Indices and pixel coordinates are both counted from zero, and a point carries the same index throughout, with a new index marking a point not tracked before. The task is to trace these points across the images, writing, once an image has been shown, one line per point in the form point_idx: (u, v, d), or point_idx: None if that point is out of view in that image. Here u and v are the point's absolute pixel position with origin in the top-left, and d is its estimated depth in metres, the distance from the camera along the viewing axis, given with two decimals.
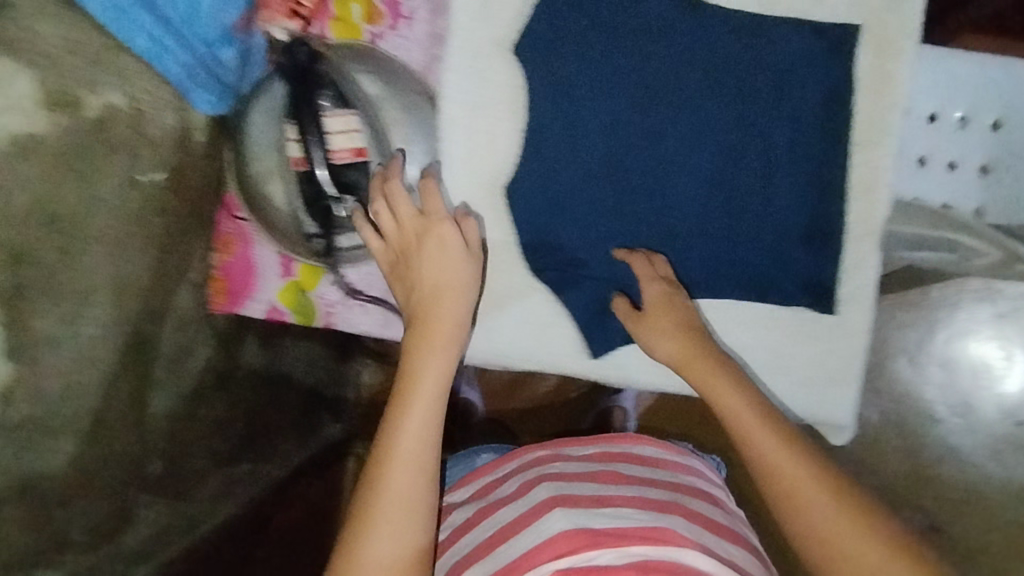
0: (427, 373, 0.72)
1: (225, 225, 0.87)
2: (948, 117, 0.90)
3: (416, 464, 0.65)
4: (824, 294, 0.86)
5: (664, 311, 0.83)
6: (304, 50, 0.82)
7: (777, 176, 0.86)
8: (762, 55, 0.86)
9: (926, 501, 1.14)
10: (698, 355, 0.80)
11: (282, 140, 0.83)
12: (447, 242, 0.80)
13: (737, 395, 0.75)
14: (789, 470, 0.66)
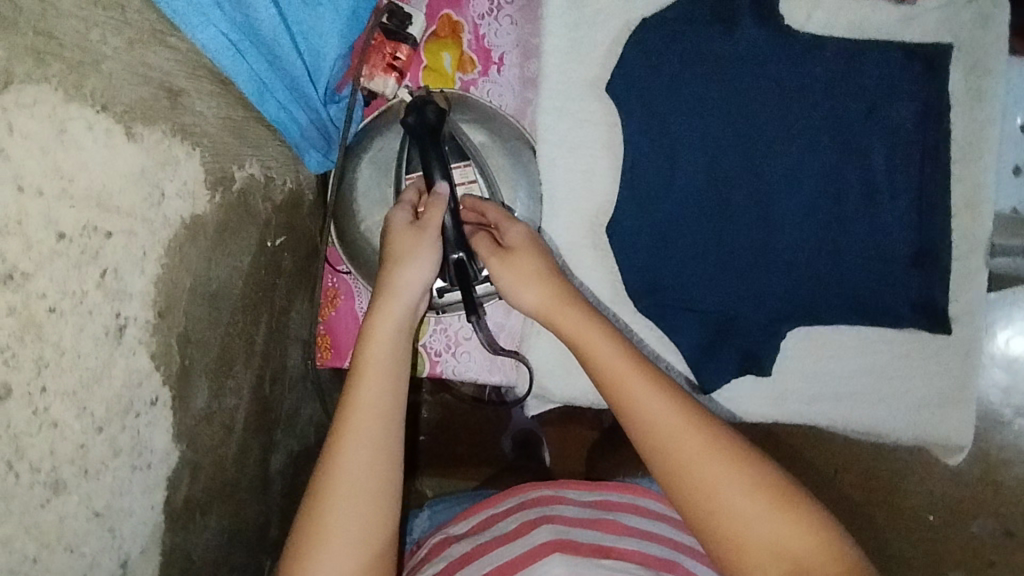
0: (377, 354, 0.64)
1: (328, 279, 0.86)
2: None
3: (375, 448, 0.61)
4: (939, 314, 0.84)
5: (528, 254, 0.70)
6: (432, 109, 0.77)
7: (884, 198, 0.84)
8: (863, 76, 0.85)
9: (1000, 503, 1.16)
10: (573, 301, 0.68)
11: (388, 193, 0.82)
12: (393, 228, 0.69)
13: (608, 343, 0.65)
14: (687, 438, 0.60)
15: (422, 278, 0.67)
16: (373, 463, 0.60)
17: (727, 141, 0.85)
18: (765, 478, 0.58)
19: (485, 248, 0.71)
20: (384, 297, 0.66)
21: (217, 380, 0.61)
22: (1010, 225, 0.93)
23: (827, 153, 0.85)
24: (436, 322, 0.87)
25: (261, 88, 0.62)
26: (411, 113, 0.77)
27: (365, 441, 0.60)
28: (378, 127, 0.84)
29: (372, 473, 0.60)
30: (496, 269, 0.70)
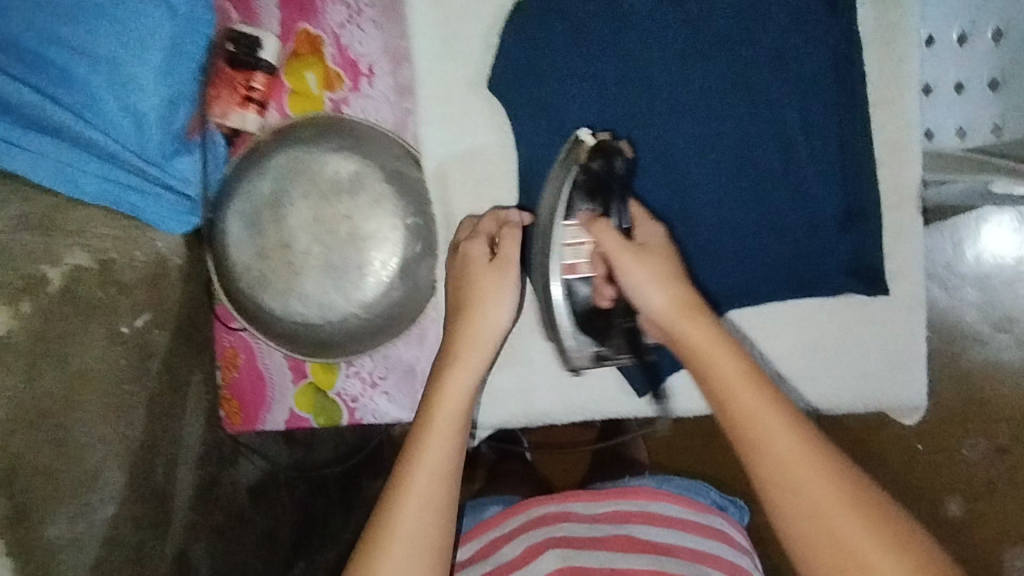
0: (449, 404, 0.59)
1: (224, 338, 0.81)
2: (981, 36, 0.80)
3: (439, 489, 0.56)
4: (875, 275, 0.79)
5: (660, 255, 0.62)
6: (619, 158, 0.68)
7: (803, 157, 0.77)
8: (767, 28, 0.75)
9: (995, 426, 1.06)
10: (692, 299, 0.59)
11: (259, 242, 0.74)
12: (472, 266, 0.65)
13: (711, 333, 0.57)
14: (782, 442, 0.52)
15: (500, 324, 0.64)
16: (434, 517, 0.55)
17: (627, 123, 0.75)
18: (861, 494, 0.51)
19: (612, 240, 0.62)
20: (467, 346, 0.62)
21: (96, 491, 0.61)
22: (946, 158, 0.86)
23: (737, 121, 0.76)
24: (347, 366, 0.82)
25: (67, 172, 0.65)
26: (597, 157, 0.66)
27: (423, 492, 0.55)
28: (243, 168, 0.75)
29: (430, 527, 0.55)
30: (621, 265, 0.61)
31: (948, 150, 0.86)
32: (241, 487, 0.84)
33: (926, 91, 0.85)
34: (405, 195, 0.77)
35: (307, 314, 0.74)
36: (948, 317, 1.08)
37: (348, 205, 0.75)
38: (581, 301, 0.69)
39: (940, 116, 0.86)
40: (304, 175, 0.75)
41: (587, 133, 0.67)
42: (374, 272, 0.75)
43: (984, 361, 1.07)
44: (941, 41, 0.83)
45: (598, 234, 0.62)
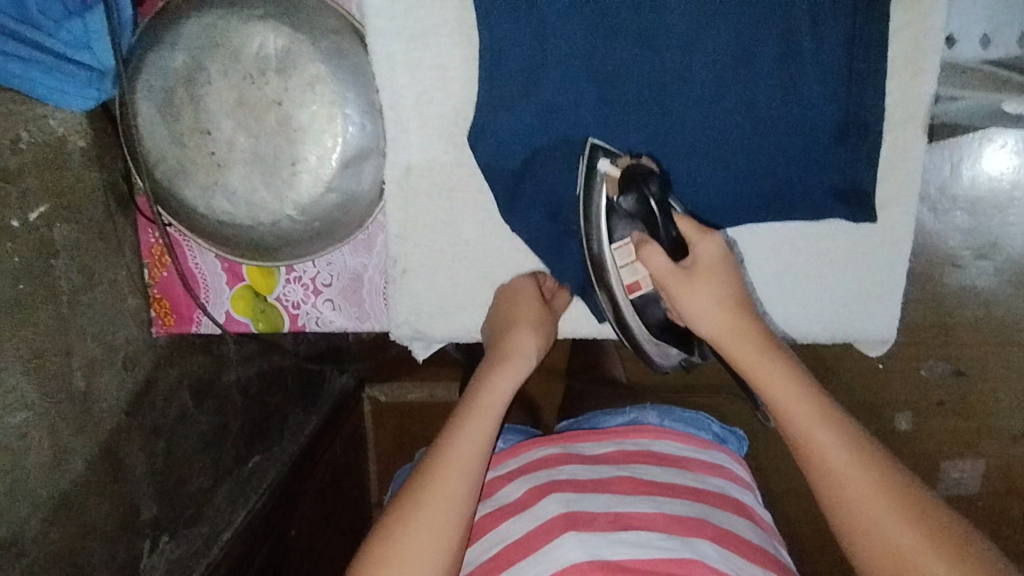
0: (487, 408, 0.57)
1: (148, 234, 0.74)
2: None
3: (461, 469, 0.52)
4: (862, 197, 0.72)
5: (714, 276, 0.61)
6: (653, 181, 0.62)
7: (803, 56, 0.68)
8: None
9: (957, 349, 1.05)
10: (754, 334, 0.58)
11: (178, 129, 0.65)
12: (523, 294, 0.70)
13: (784, 379, 0.54)
14: (876, 507, 0.47)
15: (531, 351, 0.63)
16: (460, 506, 0.50)
17: (608, 11, 0.66)
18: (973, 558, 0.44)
19: (659, 266, 0.60)
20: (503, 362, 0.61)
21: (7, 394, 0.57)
22: (961, 71, 0.76)
23: (734, 8, 0.66)
24: (289, 271, 0.75)
25: None
26: (625, 190, 0.62)
27: (449, 480, 0.51)
28: (151, 36, 0.64)
29: (451, 518, 0.50)
30: (679, 291, 0.60)
31: (966, 58, 0.76)
32: (185, 385, 0.79)
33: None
34: (350, 81, 0.67)
35: (235, 213, 0.67)
36: (933, 241, 1.02)
37: (279, 88, 0.65)
38: (656, 318, 0.67)
39: (975, 16, 0.73)
40: (222, 48, 0.63)
41: (605, 163, 0.63)
42: (309, 170, 0.67)
43: (961, 287, 1.03)
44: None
45: (646, 254, 0.60)
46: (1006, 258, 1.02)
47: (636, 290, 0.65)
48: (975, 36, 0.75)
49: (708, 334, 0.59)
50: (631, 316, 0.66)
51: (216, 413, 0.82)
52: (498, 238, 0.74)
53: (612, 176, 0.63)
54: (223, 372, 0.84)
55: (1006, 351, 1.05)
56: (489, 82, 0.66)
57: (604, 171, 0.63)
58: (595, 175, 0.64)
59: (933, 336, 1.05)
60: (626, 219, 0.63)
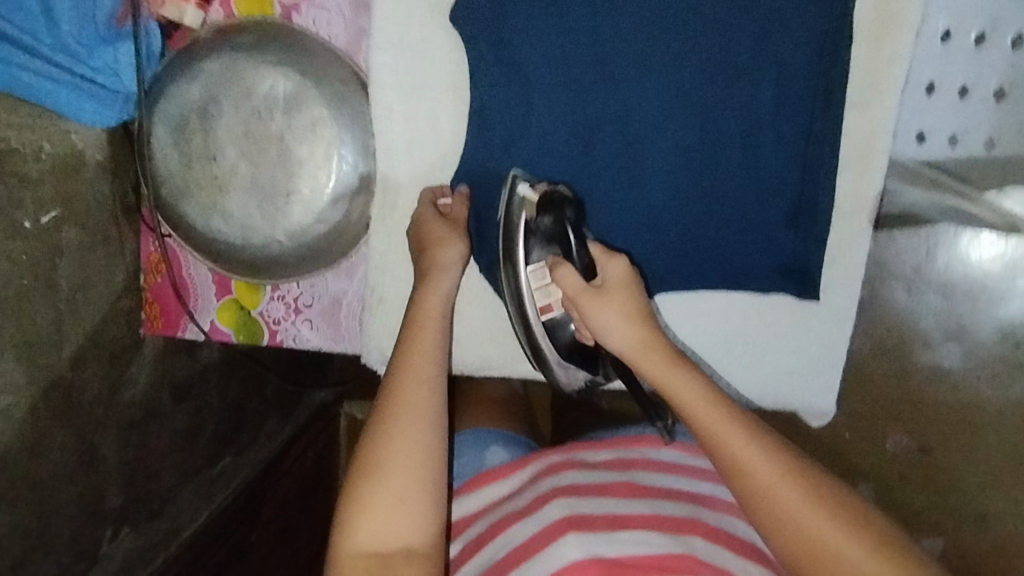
0: (420, 362, 0.61)
1: (150, 243, 0.80)
2: (963, 37, 0.78)
3: (419, 410, 0.58)
4: (808, 278, 0.79)
5: (625, 294, 0.63)
6: (568, 209, 0.70)
7: (761, 143, 0.76)
8: (748, 9, 0.73)
9: (918, 424, 1.06)
10: (661, 348, 0.61)
11: (187, 152, 0.71)
12: (425, 218, 0.72)
13: (696, 387, 0.58)
14: (735, 438, 0.55)
15: (457, 256, 0.69)
16: (427, 458, 0.56)
17: (588, 89, 0.74)
18: (869, 519, 0.53)
19: (573, 285, 0.63)
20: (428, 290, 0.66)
21: None
22: (909, 170, 0.86)
23: (702, 96, 0.75)
24: (274, 289, 0.81)
25: None
26: (545, 210, 0.69)
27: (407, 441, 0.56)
28: (175, 67, 0.70)
29: (425, 457, 0.56)
30: (593, 307, 0.63)
31: (936, 156, 0.83)
32: (165, 385, 0.84)
33: (928, 88, 0.82)
34: (350, 124, 0.74)
35: (228, 233, 0.72)
36: (904, 322, 1.01)
37: (283, 126, 0.71)
38: (567, 337, 0.72)
39: (909, 118, 0.84)
40: (237, 86, 0.70)
41: (526, 188, 0.70)
42: (302, 201, 0.72)
43: (924, 367, 1.03)
44: (957, 39, 0.79)
45: (557, 273, 0.64)
46: (977, 343, 1.00)
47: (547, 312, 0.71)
48: (942, 134, 0.82)
49: (621, 349, 0.62)
50: (540, 334, 0.71)
51: (190, 411, 0.86)
52: (468, 279, 0.81)
53: (531, 201, 0.70)
54: (202, 370, 0.88)
55: (965, 434, 1.04)
56: (476, 137, 0.73)
57: (522, 196, 0.70)
58: (516, 199, 0.70)
59: (895, 410, 1.06)
60: (539, 250, 0.70)
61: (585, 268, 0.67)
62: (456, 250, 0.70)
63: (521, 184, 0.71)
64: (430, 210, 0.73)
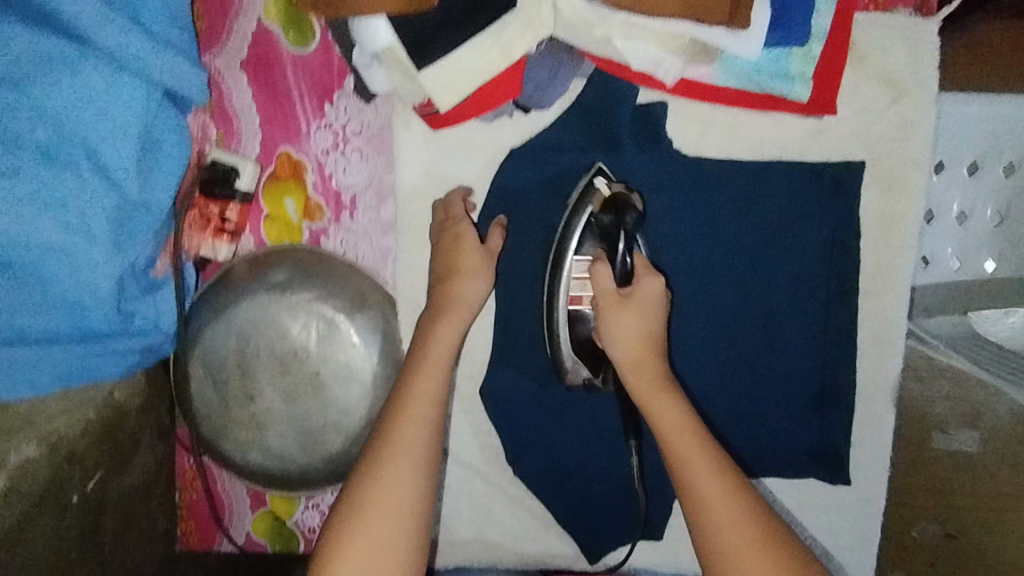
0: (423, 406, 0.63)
1: (184, 460, 0.80)
2: (957, 168, 0.82)
3: (414, 459, 0.60)
4: (836, 463, 0.81)
5: (642, 314, 0.67)
6: (632, 215, 0.69)
7: (780, 334, 0.78)
8: (758, 213, 0.77)
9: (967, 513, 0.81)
10: (653, 365, 0.66)
11: (225, 392, 0.72)
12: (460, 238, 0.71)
13: (673, 410, 0.63)
14: (688, 446, 0.61)
15: (478, 294, 0.70)
16: (421, 486, 0.59)
17: None
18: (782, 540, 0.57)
19: (604, 285, 0.67)
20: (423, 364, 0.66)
21: None
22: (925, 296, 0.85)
23: (720, 288, 0.78)
24: (308, 499, 0.81)
25: (23, 371, 0.61)
26: (608, 210, 0.69)
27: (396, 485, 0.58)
28: (211, 310, 0.72)
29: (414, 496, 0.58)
30: (609, 312, 0.66)
31: (941, 277, 0.84)
32: None
33: (930, 216, 0.84)
34: (381, 349, 0.74)
35: (266, 464, 0.73)
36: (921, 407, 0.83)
37: (318, 360, 0.73)
38: (585, 335, 0.72)
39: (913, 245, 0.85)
40: (271, 327, 0.72)
41: (603, 182, 0.71)
42: (336, 428, 0.73)
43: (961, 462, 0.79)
44: (952, 169, 0.82)
45: (600, 268, 0.67)
46: None
47: (575, 302, 0.71)
48: (948, 255, 0.84)
49: (618, 358, 0.66)
50: (561, 323, 0.71)
51: None
52: (499, 476, 0.82)
53: (602, 196, 0.70)
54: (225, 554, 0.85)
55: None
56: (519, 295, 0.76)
57: (597, 186, 0.71)
58: (590, 190, 0.71)
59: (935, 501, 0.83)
60: (586, 245, 0.70)
61: (623, 275, 0.68)
62: (482, 282, 0.71)
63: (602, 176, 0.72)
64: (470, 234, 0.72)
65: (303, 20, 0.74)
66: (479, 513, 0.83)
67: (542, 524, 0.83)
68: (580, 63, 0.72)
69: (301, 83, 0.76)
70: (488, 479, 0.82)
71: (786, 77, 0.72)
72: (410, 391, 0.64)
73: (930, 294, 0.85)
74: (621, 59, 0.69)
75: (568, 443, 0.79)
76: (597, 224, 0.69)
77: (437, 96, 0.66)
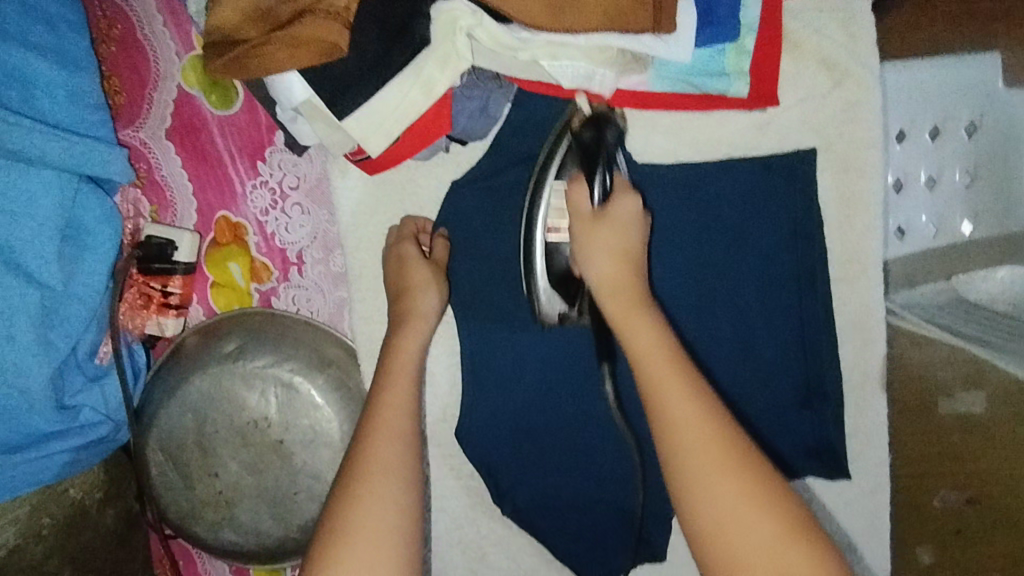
0: (391, 449, 0.58)
1: (157, 546, 0.76)
2: (918, 135, 0.80)
3: (392, 471, 0.56)
4: (836, 459, 0.77)
5: (619, 228, 0.62)
6: (609, 130, 0.69)
7: (757, 333, 0.75)
8: (717, 211, 0.74)
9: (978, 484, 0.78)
10: (633, 291, 0.59)
11: (189, 472, 0.70)
12: (408, 260, 0.69)
13: (651, 332, 0.56)
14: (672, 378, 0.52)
15: (433, 304, 0.69)
16: (400, 503, 0.55)
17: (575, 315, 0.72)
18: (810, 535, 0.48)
19: (579, 207, 0.63)
20: (389, 379, 0.63)
21: None
22: (907, 269, 0.82)
23: (692, 293, 0.74)
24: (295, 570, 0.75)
25: None
26: (589, 127, 0.68)
27: (375, 546, 0.52)
28: (163, 389, 0.70)
29: (395, 506, 0.55)
30: (582, 231, 0.62)
31: (920, 247, 0.82)
32: None
33: (897, 185, 0.81)
34: (343, 407, 0.71)
35: (241, 541, 0.70)
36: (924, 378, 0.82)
37: (280, 427, 0.70)
38: (562, 266, 0.68)
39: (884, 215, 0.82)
40: (228, 399, 0.70)
41: (584, 101, 0.69)
42: (309, 493, 0.70)
43: (961, 420, 0.78)
44: (912, 137, 0.80)
45: (575, 185, 0.65)
46: None
47: (552, 230, 0.68)
48: (924, 224, 0.81)
49: (594, 281, 0.60)
50: (538, 256, 0.68)
51: None
52: (489, 518, 0.79)
53: (580, 116, 0.69)
54: None
55: None
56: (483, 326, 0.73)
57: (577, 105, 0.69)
58: (572, 110, 0.70)
59: (940, 464, 0.80)
60: (568, 165, 0.68)
61: (602, 199, 0.64)
62: (435, 297, 0.69)
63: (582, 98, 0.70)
64: (411, 248, 0.70)
65: (223, 80, 0.73)
66: (474, 558, 0.80)
67: (540, 562, 0.79)
68: (509, 88, 0.70)
69: (230, 143, 0.74)
70: (478, 523, 0.79)
71: (722, 74, 0.70)
72: (379, 410, 0.60)
73: (909, 266, 0.82)
74: (551, 78, 0.67)
75: (553, 475, 0.74)
76: (578, 142, 0.67)
77: (364, 141, 0.63)
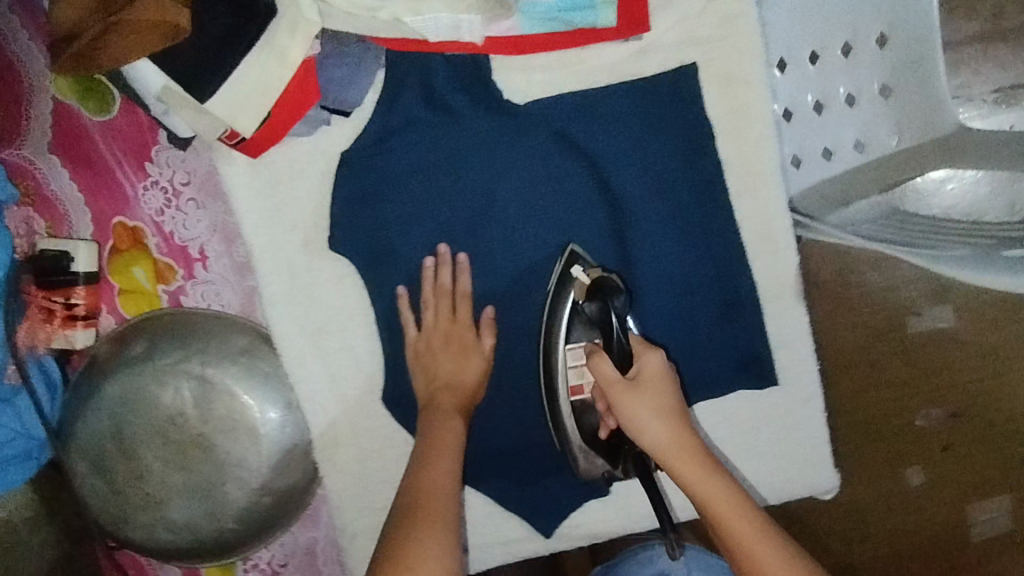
0: (439, 502, 0.59)
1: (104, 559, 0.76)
2: (831, 54, 0.77)
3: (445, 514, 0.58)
4: (759, 366, 0.77)
5: (654, 390, 0.62)
6: (619, 298, 0.67)
7: (665, 258, 0.75)
8: (616, 145, 0.73)
9: (955, 390, 0.88)
10: (694, 451, 0.60)
11: (114, 480, 0.71)
12: None
13: (719, 487, 0.59)
14: (770, 558, 0.55)
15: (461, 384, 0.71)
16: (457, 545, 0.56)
17: (476, 261, 0.73)
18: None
19: (609, 377, 0.62)
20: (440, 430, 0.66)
21: None
22: (818, 188, 0.80)
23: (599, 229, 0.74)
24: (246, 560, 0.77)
25: None
26: (592, 298, 0.67)
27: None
28: (76, 399, 0.70)
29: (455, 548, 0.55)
30: (621, 400, 0.62)
31: (851, 166, 0.79)
32: None
33: (817, 108, 0.79)
34: (263, 390, 0.74)
35: (177, 538, 0.72)
36: (883, 300, 0.86)
37: (202, 421, 0.72)
38: (594, 425, 0.71)
39: (809, 139, 0.80)
40: (142, 401, 0.71)
41: (579, 270, 0.69)
42: (237, 482, 0.72)
43: (926, 335, 0.87)
44: (826, 59, 0.77)
45: (596, 361, 0.62)
46: (956, 294, 0.87)
47: (577, 394, 0.70)
48: (848, 141, 0.78)
49: (654, 447, 0.61)
50: (565, 420, 0.70)
51: None
52: None
53: (585, 285, 0.69)
54: None
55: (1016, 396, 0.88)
56: (391, 289, 0.73)
57: (576, 279, 0.69)
58: (569, 278, 0.70)
59: (915, 387, 0.88)
60: (579, 336, 0.69)
61: (623, 357, 0.64)
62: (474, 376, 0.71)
63: (574, 266, 0.70)
64: None
65: (97, 85, 0.72)
66: None
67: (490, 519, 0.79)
68: (377, 51, 0.70)
69: (115, 148, 0.73)
70: None
71: (587, 7, 0.70)
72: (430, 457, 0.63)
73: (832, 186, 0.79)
74: (417, 36, 0.66)
75: (483, 427, 0.74)
76: (588, 313, 0.68)
77: (233, 122, 0.63)
